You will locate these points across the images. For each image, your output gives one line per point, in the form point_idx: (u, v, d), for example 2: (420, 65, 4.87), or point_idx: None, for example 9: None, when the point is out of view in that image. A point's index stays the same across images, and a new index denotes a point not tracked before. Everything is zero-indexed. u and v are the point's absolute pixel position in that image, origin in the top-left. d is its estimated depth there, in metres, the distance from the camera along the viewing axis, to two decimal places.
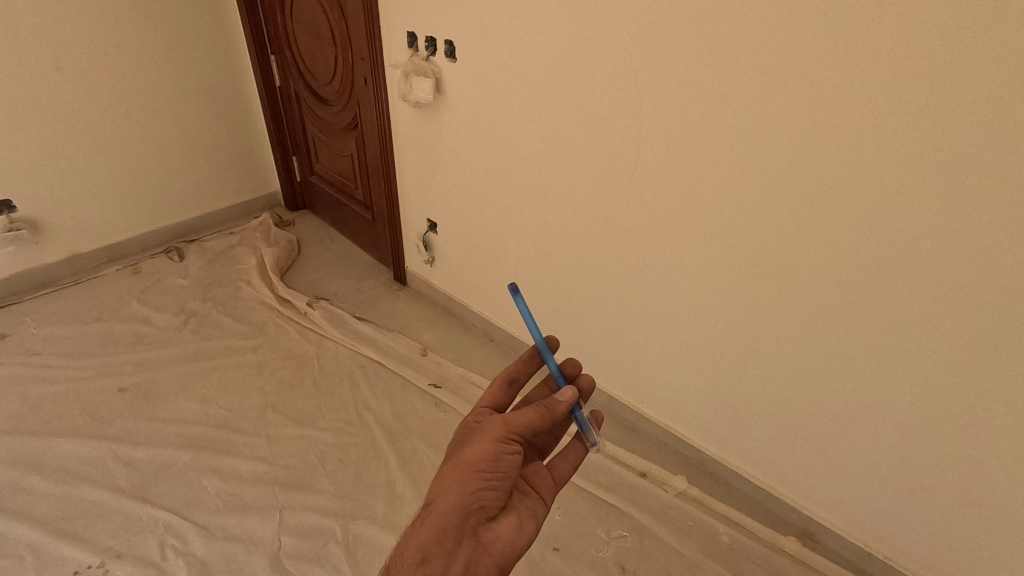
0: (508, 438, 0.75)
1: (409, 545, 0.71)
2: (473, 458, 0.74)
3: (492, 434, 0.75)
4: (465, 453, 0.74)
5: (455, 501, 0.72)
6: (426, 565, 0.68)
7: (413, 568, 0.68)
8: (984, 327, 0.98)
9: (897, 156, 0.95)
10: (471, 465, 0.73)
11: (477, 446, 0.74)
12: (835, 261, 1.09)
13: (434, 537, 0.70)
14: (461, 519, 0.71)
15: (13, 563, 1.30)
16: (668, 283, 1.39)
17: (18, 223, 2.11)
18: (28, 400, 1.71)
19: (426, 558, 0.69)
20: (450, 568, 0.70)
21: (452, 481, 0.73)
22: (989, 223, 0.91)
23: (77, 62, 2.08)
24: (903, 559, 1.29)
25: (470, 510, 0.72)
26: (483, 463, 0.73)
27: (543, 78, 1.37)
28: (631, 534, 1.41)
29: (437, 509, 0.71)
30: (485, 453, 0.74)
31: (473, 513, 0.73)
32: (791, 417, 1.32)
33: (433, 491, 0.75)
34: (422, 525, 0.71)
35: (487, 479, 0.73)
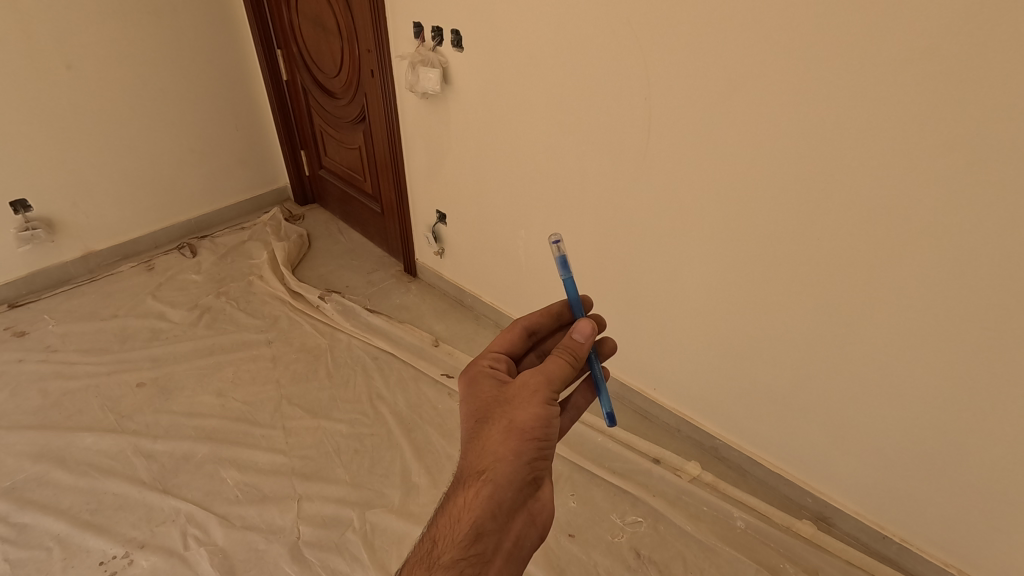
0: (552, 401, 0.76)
1: (461, 518, 0.71)
2: (522, 423, 0.74)
3: (538, 396, 0.75)
4: (517, 418, 0.74)
5: (510, 472, 0.72)
6: (479, 545, 0.69)
7: (466, 544, 0.69)
8: (1003, 308, 0.96)
9: (914, 134, 0.93)
10: (522, 431, 0.73)
11: (525, 411, 0.74)
12: (850, 243, 1.08)
13: (486, 512, 0.70)
14: (516, 490, 0.73)
15: (40, 554, 1.33)
16: (678, 268, 1.38)
17: (34, 223, 2.14)
18: (50, 396, 1.74)
19: (479, 535, 0.70)
20: (501, 542, 0.71)
21: (500, 447, 0.73)
22: (1006, 203, 0.89)
23: (87, 61, 2.09)
24: (920, 542, 1.28)
25: (520, 480, 0.73)
26: (535, 429, 0.74)
27: (549, 63, 1.36)
28: (645, 520, 1.42)
29: (492, 481, 0.72)
30: (536, 419, 0.74)
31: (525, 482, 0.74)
32: (804, 402, 1.31)
33: (478, 457, 0.74)
34: (475, 502, 0.71)
35: (538, 447, 0.74)
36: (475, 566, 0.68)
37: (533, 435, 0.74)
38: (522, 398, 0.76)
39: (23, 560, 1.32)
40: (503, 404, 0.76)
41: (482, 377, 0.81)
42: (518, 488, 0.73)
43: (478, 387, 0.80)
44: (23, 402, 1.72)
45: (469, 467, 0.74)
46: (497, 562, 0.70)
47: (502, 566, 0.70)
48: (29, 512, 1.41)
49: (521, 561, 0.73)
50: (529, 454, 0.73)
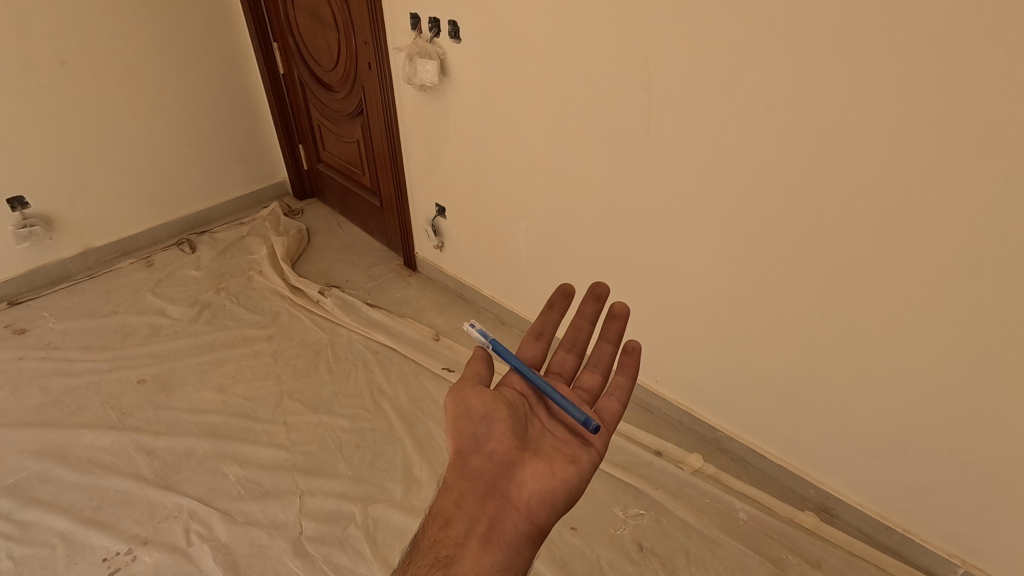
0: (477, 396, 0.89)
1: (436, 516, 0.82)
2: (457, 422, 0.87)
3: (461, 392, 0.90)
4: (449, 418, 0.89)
5: (457, 461, 0.84)
6: (448, 531, 0.78)
7: (437, 534, 0.78)
8: (1009, 299, 0.95)
9: (919, 122, 0.91)
10: (458, 428, 0.86)
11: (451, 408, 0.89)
12: (854, 234, 1.06)
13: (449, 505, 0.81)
14: (469, 477, 0.82)
15: (43, 551, 1.33)
16: (680, 259, 1.37)
17: (32, 219, 2.12)
18: (51, 393, 1.74)
19: (447, 524, 0.79)
20: (475, 526, 0.78)
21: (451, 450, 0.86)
22: (1011, 192, 0.87)
23: (82, 55, 2.07)
24: (923, 533, 1.28)
25: (474, 469, 0.83)
26: (466, 421, 0.86)
27: (549, 53, 1.34)
28: (648, 512, 1.42)
29: (450, 477, 0.84)
30: (465, 414, 0.87)
31: (483, 468, 0.83)
32: (806, 394, 1.31)
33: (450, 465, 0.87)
34: (442, 498, 0.82)
35: (475, 436, 0.85)
36: (448, 548, 0.75)
37: (465, 423, 0.86)
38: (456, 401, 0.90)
39: (27, 558, 1.32)
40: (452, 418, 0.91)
41: None
42: (471, 474, 0.82)
43: None
44: (24, 399, 1.72)
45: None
46: (471, 545, 0.76)
47: (476, 549, 0.75)
48: (32, 510, 1.41)
49: (507, 544, 0.77)
50: (467, 441, 0.85)
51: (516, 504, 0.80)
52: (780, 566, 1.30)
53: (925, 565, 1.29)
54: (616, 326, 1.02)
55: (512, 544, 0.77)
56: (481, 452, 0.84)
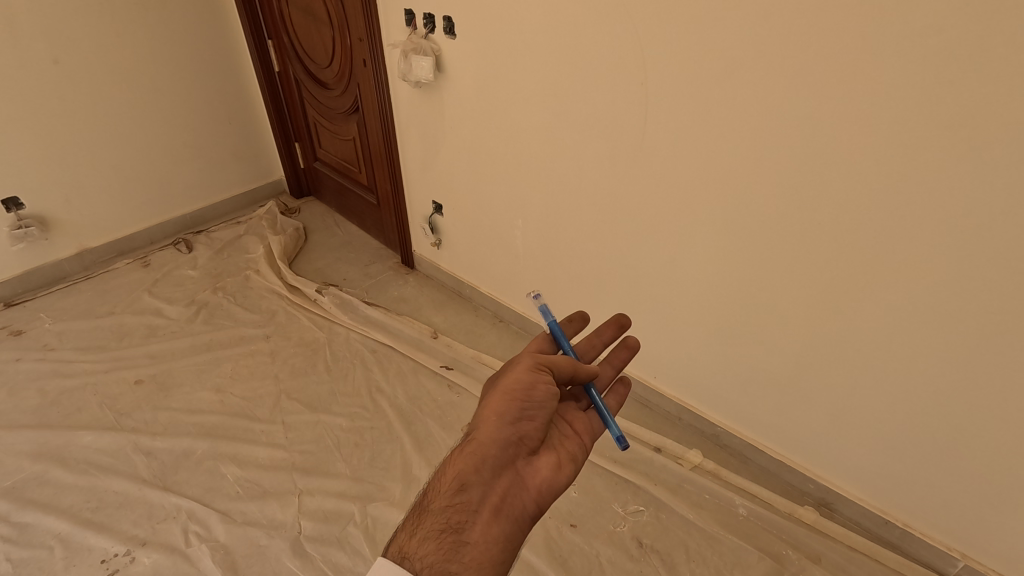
0: (534, 373, 0.83)
1: (447, 472, 0.77)
2: (508, 390, 0.81)
3: (525, 367, 0.84)
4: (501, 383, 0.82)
5: (494, 430, 0.78)
6: (463, 495, 0.75)
7: (449, 494, 0.75)
8: (1008, 291, 0.94)
9: (918, 113, 0.90)
10: (507, 396, 0.80)
11: (510, 376, 0.83)
12: (852, 228, 1.06)
13: (472, 466, 0.76)
14: (499, 446, 0.78)
15: (42, 554, 1.33)
16: (678, 255, 1.36)
17: (27, 220, 2.11)
18: (48, 395, 1.73)
19: (463, 486, 0.75)
20: (487, 496, 0.76)
21: (488, 412, 0.80)
22: (1010, 185, 0.87)
23: (75, 54, 2.05)
24: (922, 527, 1.28)
25: (506, 441, 0.78)
26: (518, 393, 0.81)
27: (545, 49, 1.33)
28: (647, 509, 1.42)
29: (476, 439, 0.78)
30: (521, 392, 0.81)
31: (512, 444, 0.79)
32: (805, 389, 1.30)
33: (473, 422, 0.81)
34: (461, 458, 0.77)
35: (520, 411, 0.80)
36: (460, 513, 0.73)
37: (519, 398, 0.80)
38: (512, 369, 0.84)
39: (25, 560, 1.31)
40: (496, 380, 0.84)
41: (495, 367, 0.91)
42: (503, 446, 0.78)
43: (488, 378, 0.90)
44: (22, 401, 1.71)
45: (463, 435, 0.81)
46: (484, 514, 0.74)
47: (487, 520, 0.74)
48: (30, 512, 1.40)
49: (513, 521, 0.76)
50: (511, 415, 0.79)
51: (526, 486, 0.79)
52: (781, 562, 1.30)
53: (925, 560, 1.29)
54: (622, 355, 1.04)
55: (516, 523, 0.76)
56: (516, 426, 0.80)
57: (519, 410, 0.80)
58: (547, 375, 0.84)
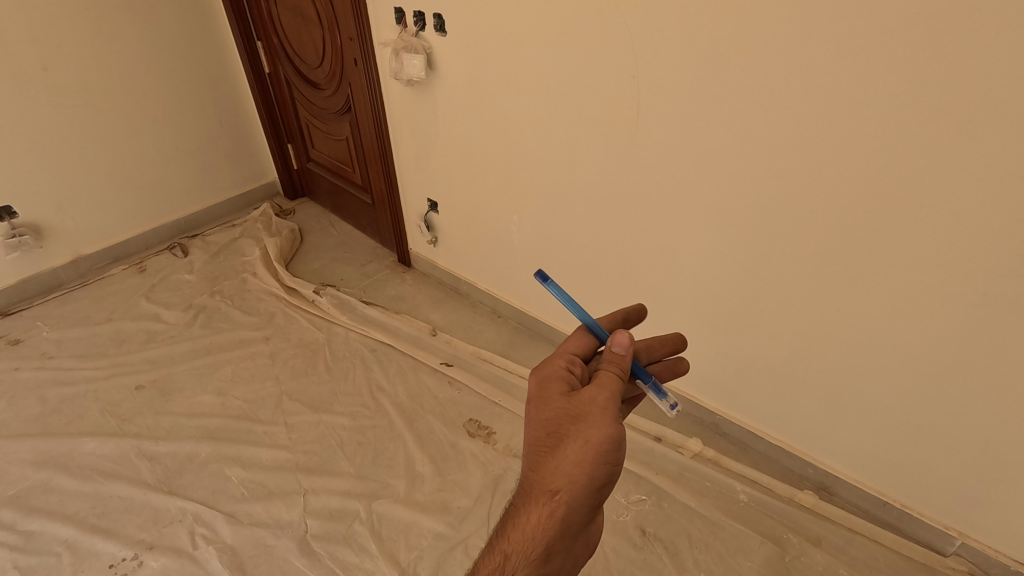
0: (621, 421, 0.71)
1: (529, 533, 0.70)
2: (597, 446, 0.70)
3: (610, 416, 0.71)
4: (589, 436, 0.70)
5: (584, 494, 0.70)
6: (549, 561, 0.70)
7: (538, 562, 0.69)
8: (1000, 271, 0.96)
9: (907, 97, 0.91)
10: (597, 455, 0.70)
11: (597, 432, 0.70)
12: (844, 215, 1.07)
13: (557, 533, 0.69)
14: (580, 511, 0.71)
15: (49, 560, 1.33)
16: (674, 246, 1.37)
17: (21, 229, 2.11)
18: (49, 402, 1.74)
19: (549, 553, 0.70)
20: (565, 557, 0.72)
21: (574, 469, 0.69)
22: (1000, 165, 0.88)
23: (63, 61, 2.04)
24: (920, 507, 1.30)
25: (592, 499, 0.70)
26: (609, 449, 0.70)
27: (535, 44, 1.34)
28: (650, 497, 1.43)
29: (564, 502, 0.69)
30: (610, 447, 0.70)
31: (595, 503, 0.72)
32: (801, 375, 1.32)
33: (552, 477, 0.70)
34: (537, 521, 0.69)
35: (607, 472, 0.71)
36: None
37: (608, 457, 0.70)
38: (594, 415, 0.71)
39: (33, 567, 1.32)
40: (578, 425, 0.71)
41: (557, 379, 0.76)
42: (587, 510, 0.71)
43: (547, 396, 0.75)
44: (23, 410, 1.71)
45: (539, 486, 0.71)
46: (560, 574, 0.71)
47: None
48: (35, 519, 1.41)
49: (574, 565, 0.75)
50: (601, 476, 0.70)
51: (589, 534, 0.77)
52: (783, 546, 1.31)
53: (923, 539, 1.31)
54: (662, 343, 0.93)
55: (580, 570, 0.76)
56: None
57: (609, 469, 0.71)
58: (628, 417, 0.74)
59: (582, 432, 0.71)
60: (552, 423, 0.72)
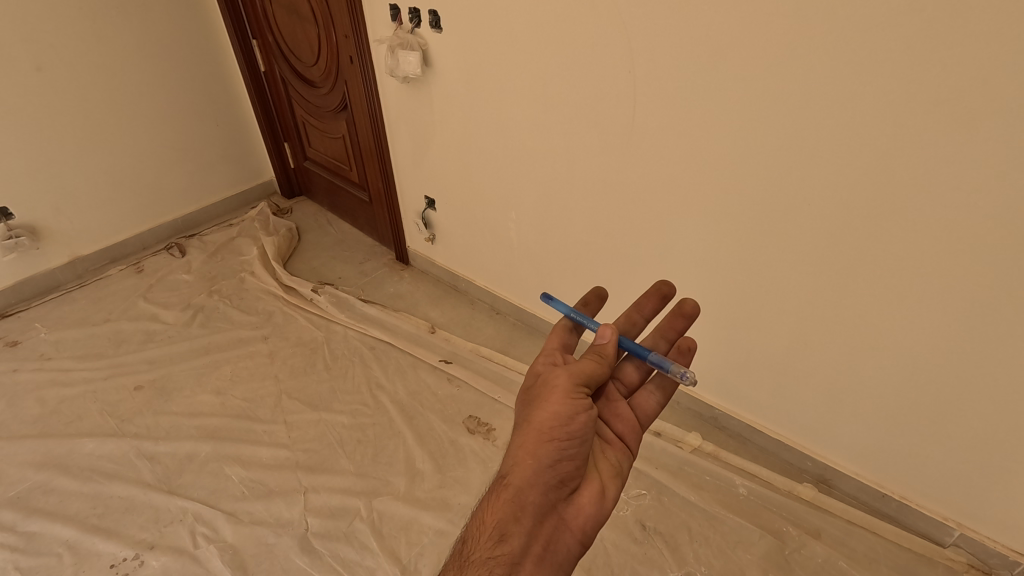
0: (567, 398, 0.78)
1: (485, 519, 0.74)
2: (542, 424, 0.76)
3: (557, 395, 0.78)
4: (536, 417, 0.77)
5: (533, 472, 0.74)
6: (505, 546, 0.71)
7: (491, 544, 0.71)
8: (998, 262, 0.96)
9: (904, 88, 0.91)
10: (543, 432, 0.76)
11: (544, 411, 0.77)
12: (842, 207, 1.07)
13: (511, 513, 0.73)
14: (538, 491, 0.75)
15: (50, 561, 1.33)
16: (671, 241, 1.37)
17: (18, 230, 2.10)
18: (48, 404, 1.73)
19: (504, 535, 0.72)
20: (531, 545, 0.72)
21: (522, 450, 0.76)
22: (998, 156, 0.88)
23: (58, 61, 2.03)
24: (918, 498, 1.30)
25: (544, 477, 0.75)
26: (556, 428, 0.76)
27: (532, 40, 1.34)
28: (649, 492, 1.43)
29: (513, 483, 0.74)
30: (557, 426, 0.76)
31: (553, 487, 0.76)
32: (800, 369, 1.32)
33: (506, 464, 0.78)
34: (493, 505, 0.74)
35: (558, 449, 0.76)
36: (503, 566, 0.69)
37: (555, 435, 0.76)
38: (543, 399, 0.79)
39: (34, 568, 1.32)
40: (530, 411, 0.79)
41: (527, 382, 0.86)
42: (542, 490, 0.74)
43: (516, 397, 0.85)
44: (21, 411, 1.71)
45: (499, 475, 0.78)
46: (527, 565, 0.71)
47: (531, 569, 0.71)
48: (36, 520, 1.41)
49: (556, 567, 0.73)
50: (550, 454, 0.75)
51: (569, 527, 0.76)
52: (782, 539, 1.32)
53: (922, 530, 1.32)
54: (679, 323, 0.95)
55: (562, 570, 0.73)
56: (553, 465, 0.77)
57: (558, 445, 0.76)
58: (585, 400, 0.79)
59: (531, 416, 0.78)
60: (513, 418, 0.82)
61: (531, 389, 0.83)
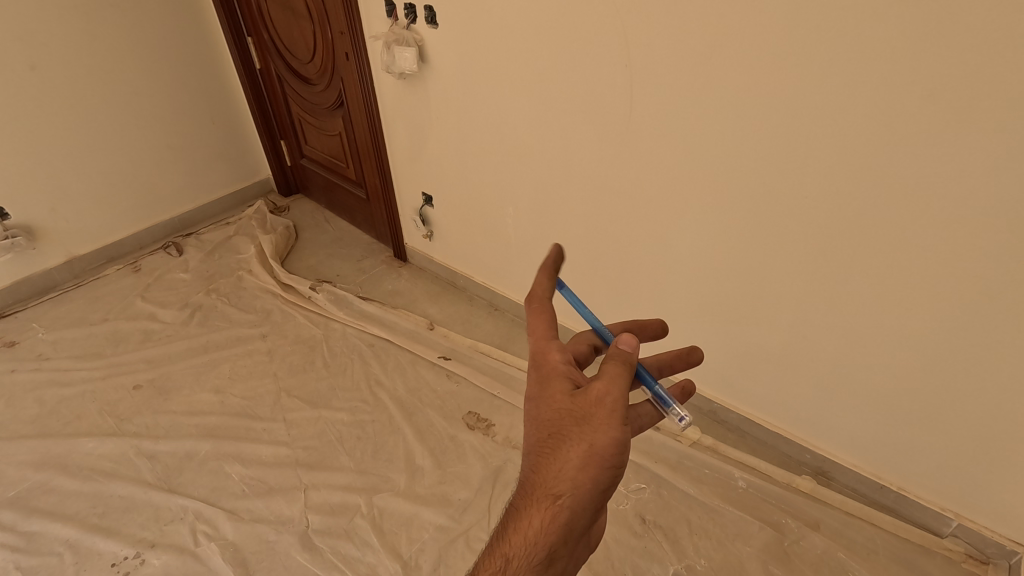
0: (622, 416, 0.69)
1: (532, 540, 0.67)
2: (599, 447, 0.67)
3: (617, 419, 0.68)
4: (593, 439, 0.68)
5: (587, 498, 0.68)
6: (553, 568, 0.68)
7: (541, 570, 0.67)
8: (995, 254, 0.96)
9: (901, 79, 0.91)
10: (599, 458, 0.67)
11: (603, 434, 0.68)
12: (839, 200, 1.07)
13: (561, 537, 0.67)
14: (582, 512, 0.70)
15: (51, 560, 1.33)
16: (669, 235, 1.37)
17: (14, 230, 2.09)
18: (46, 404, 1.73)
19: (553, 558, 0.68)
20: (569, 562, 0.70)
21: (577, 473, 0.67)
22: (993, 146, 0.88)
23: (52, 60, 2.02)
24: (917, 490, 1.31)
25: (595, 503, 0.68)
26: (613, 454, 0.68)
27: (528, 35, 1.33)
28: (649, 486, 1.44)
29: (567, 508, 0.67)
30: (614, 451, 0.68)
31: (598, 509, 0.70)
32: (798, 362, 1.33)
33: (553, 481, 0.68)
34: (540, 528, 0.67)
35: (612, 475, 0.69)
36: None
37: (613, 461, 0.68)
38: (599, 417, 0.69)
39: (35, 568, 1.32)
40: (581, 425, 0.69)
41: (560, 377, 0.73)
42: (592, 515, 0.69)
43: (551, 395, 0.72)
44: (20, 411, 1.71)
45: (541, 489, 0.69)
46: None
47: None
48: (36, 520, 1.41)
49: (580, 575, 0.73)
50: (605, 480, 0.68)
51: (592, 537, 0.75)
52: (782, 531, 1.33)
53: (920, 521, 1.32)
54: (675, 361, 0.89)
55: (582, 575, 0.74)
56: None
57: (612, 472, 0.68)
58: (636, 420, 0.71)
59: (583, 433, 0.68)
60: (553, 424, 0.70)
61: (575, 394, 0.71)
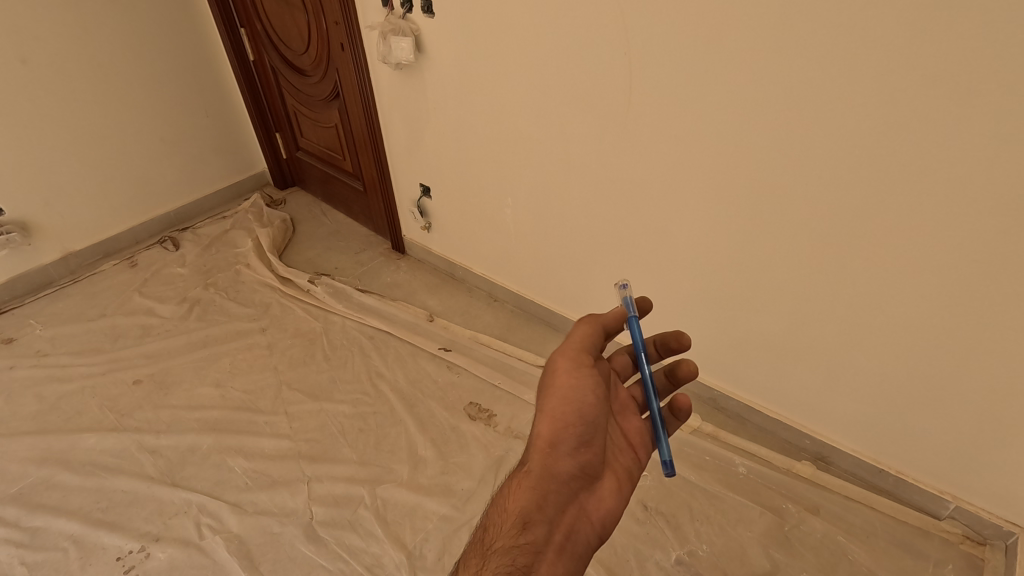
0: (575, 384, 0.84)
1: (510, 508, 0.82)
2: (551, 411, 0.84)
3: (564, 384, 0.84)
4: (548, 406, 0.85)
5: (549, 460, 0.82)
6: (528, 533, 0.79)
7: (516, 532, 0.79)
8: (992, 240, 0.96)
9: (899, 66, 0.91)
10: (552, 421, 0.83)
11: (553, 399, 0.84)
12: (840, 188, 1.07)
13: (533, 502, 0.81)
14: (561, 481, 0.82)
15: (56, 555, 1.34)
16: (669, 224, 1.37)
17: (9, 226, 2.07)
18: (46, 400, 1.73)
19: (527, 524, 0.80)
20: (552, 533, 0.80)
21: (540, 442, 0.83)
22: (994, 131, 0.88)
23: (43, 52, 2.00)
24: (913, 473, 1.32)
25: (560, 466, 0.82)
26: (563, 417, 0.83)
27: (527, 23, 1.32)
28: (650, 473, 1.45)
29: (534, 473, 0.82)
30: (563, 413, 0.83)
31: (570, 477, 0.82)
32: (799, 349, 1.34)
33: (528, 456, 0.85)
34: (518, 496, 0.82)
35: (571, 438, 0.82)
36: (527, 554, 0.77)
37: (565, 424, 0.83)
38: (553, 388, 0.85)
39: (39, 563, 1.32)
40: (544, 400, 0.86)
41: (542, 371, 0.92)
42: (559, 479, 0.82)
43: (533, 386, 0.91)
44: (20, 407, 1.70)
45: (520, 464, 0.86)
46: (546, 554, 0.78)
47: (552, 558, 0.79)
48: (40, 516, 1.41)
49: (575, 557, 0.80)
50: (565, 445, 0.82)
51: (586, 518, 0.83)
52: (781, 515, 1.34)
53: (917, 504, 1.34)
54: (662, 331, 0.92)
55: (580, 558, 0.81)
56: (575, 457, 0.82)
57: (568, 434, 0.82)
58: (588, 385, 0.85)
59: (544, 407, 0.85)
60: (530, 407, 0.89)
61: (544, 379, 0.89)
